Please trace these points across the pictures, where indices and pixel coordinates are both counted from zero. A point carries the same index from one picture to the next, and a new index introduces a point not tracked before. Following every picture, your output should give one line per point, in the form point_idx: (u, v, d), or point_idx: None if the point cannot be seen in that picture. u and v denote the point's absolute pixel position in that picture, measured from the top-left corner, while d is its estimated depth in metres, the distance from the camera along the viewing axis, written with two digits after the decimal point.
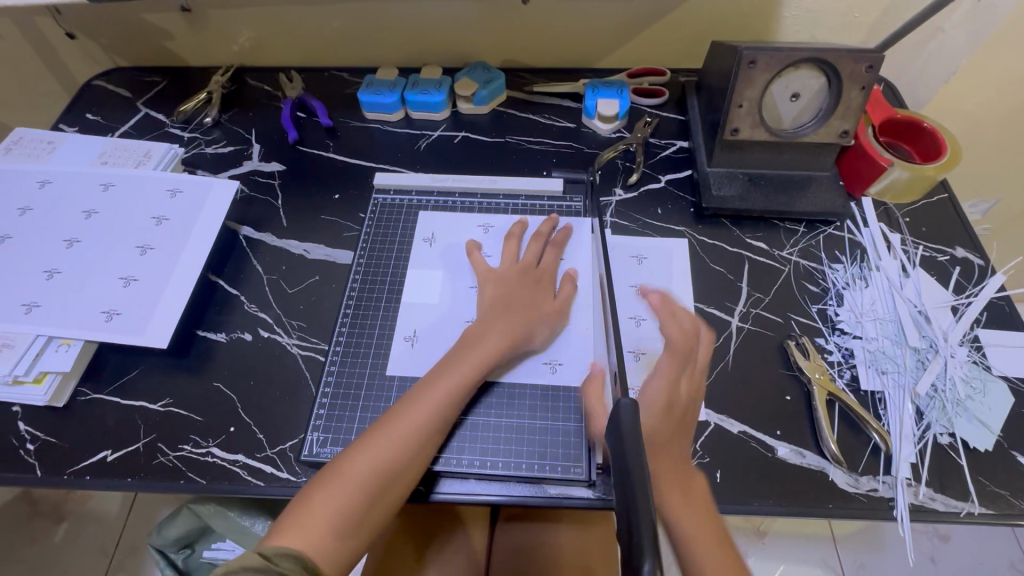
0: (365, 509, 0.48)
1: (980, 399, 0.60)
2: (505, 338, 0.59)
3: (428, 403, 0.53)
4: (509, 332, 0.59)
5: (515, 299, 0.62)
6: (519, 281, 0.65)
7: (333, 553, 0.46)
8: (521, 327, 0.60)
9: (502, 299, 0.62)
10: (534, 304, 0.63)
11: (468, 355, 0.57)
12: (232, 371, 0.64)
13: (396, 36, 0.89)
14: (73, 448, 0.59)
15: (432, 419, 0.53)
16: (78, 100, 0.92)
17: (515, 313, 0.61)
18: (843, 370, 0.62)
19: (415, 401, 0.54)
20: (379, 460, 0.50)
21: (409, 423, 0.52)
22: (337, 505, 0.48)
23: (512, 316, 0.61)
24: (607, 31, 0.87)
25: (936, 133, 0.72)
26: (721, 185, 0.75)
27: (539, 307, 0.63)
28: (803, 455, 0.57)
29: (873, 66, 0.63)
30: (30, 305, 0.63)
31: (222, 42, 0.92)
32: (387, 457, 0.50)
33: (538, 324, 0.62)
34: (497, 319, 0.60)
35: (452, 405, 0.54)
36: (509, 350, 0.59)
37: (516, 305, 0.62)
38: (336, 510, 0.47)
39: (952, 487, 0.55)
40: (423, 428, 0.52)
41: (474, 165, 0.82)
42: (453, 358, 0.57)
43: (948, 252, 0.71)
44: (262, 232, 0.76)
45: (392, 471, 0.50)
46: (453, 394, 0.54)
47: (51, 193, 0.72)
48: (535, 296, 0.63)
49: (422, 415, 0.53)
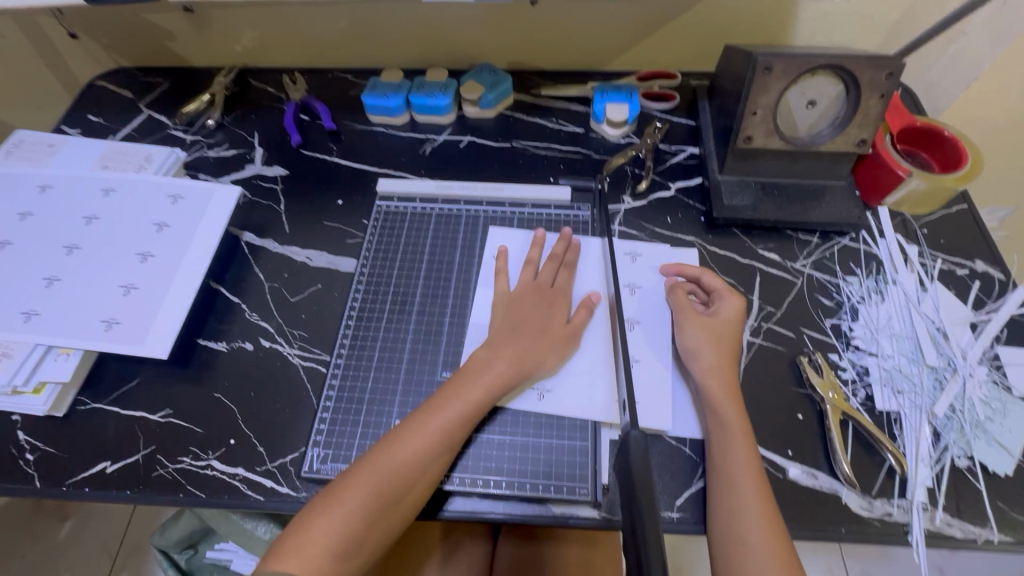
0: (361, 536, 0.48)
1: (1000, 421, 0.58)
2: (513, 366, 0.57)
3: (425, 431, 0.52)
4: (514, 353, 0.58)
5: (524, 322, 0.61)
6: (534, 299, 0.63)
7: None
8: (529, 354, 0.58)
9: (512, 322, 0.61)
10: (544, 328, 0.61)
11: (470, 382, 0.55)
12: (233, 382, 0.63)
13: (401, 38, 0.88)
14: (72, 459, 0.59)
15: (430, 449, 0.51)
16: (80, 101, 0.91)
17: (523, 339, 0.59)
18: (857, 388, 0.61)
19: (415, 430, 0.52)
20: (375, 488, 0.49)
21: (406, 453, 0.50)
22: (331, 533, 0.47)
23: (521, 343, 0.59)
24: (617, 33, 0.85)
25: (958, 142, 0.70)
26: (733, 194, 0.73)
27: (546, 331, 0.61)
28: (815, 477, 0.56)
29: (894, 74, 0.61)
30: (29, 313, 0.62)
31: (225, 43, 0.91)
32: (383, 487, 0.49)
33: (547, 345, 0.60)
34: (505, 341, 0.59)
35: (452, 434, 0.53)
36: (515, 378, 0.57)
37: (525, 329, 0.60)
38: (330, 537, 0.47)
39: (969, 512, 0.54)
40: (420, 458, 0.51)
41: (479, 171, 0.80)
42: (454, 385, 0.56)
43: (967, 266, 0.69)
44: (264, 238, 0.75)
45: (388, 500, 0.49)
46: (452, 423, 0.53)
47: (52, 198, 0.71)
48: (544, 320, 0.61)
49: (419, 444, 0.51)
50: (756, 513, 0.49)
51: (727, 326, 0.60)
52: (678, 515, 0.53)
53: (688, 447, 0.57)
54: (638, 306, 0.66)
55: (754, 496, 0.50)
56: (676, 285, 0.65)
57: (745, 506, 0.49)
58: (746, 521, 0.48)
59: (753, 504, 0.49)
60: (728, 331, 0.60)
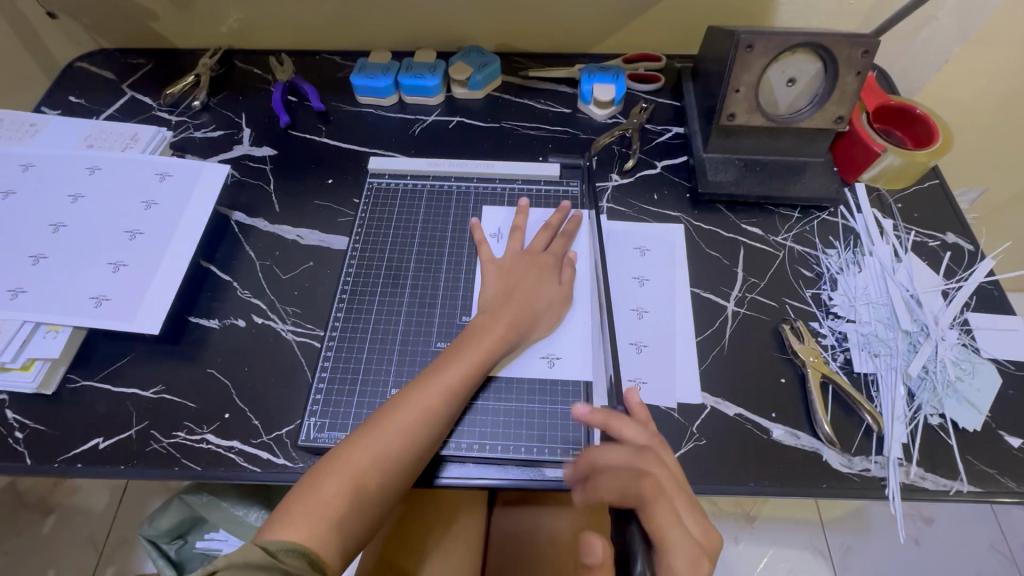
0: (367, 500, 0.48)
1: (969, 381, 0.61)
2: (508, 329, 0.58)
3: (426, 396, 0.53)
4: (511, 319, 0.59)
5: (517, 286, 0.62)
6: (526, 267, 0.64)
7: (335, 542, 0.46)
8: (524, 315, 0.60)
9: (505, 287, 0.62)
10: (536, 291, 0.62)
11: (469, 346, 0.57)
12: (226, 358, 0.64)
13: (389, 19, 0.88)
14: (63, 436, 0.58)
15: (433, 412, 0.52)
16: (61, 82, 0.89)
17: (517, 302, 0.60)
18: (836, 353, 0.63)
19: (417, 396, 0.53)
20: (379, 452, 0.49)
21: (409, 417, 0.51)
22: (336, 498, 0.47)
23: (514, 306, 0.60)
24: (603, 16, 0.86)
25: (929, 120, 0.73)
26: (717, 170, 0.75)
27: (540, 295, 0.62)
28: (798, 436, 0.58)
29: (870, 51, 0.63)
30: (15, 291, 0.62)
31: (210, 23, 0.90)
32: (387, 451, 0.50)
33: (541, 311, 0.61)
34: (501, 307, 0.60)
35: (455, 396, 0.54)
36: (510, 340, 0.58)
37: (518, 293, 0.61)
38: (338, 500, 0.47)
39: (941, 466, 0.56)
40: (422, 422, 0.52)
41: (468, 150, 0.81)
42: (453, 349, 0.57)
43: (939, 238, 0.72)
44: (254, 217, 0.75)
45: (392, 465, 0.50)
46: (454, 386, 0.54)
47: (36, 176, 0.70)
48: (539, 284, 0.63)
49: (422, 407, 0.52)
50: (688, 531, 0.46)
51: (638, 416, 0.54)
52: None
53: (676, 410, 0.59)
54: (636, 264, 0.69)
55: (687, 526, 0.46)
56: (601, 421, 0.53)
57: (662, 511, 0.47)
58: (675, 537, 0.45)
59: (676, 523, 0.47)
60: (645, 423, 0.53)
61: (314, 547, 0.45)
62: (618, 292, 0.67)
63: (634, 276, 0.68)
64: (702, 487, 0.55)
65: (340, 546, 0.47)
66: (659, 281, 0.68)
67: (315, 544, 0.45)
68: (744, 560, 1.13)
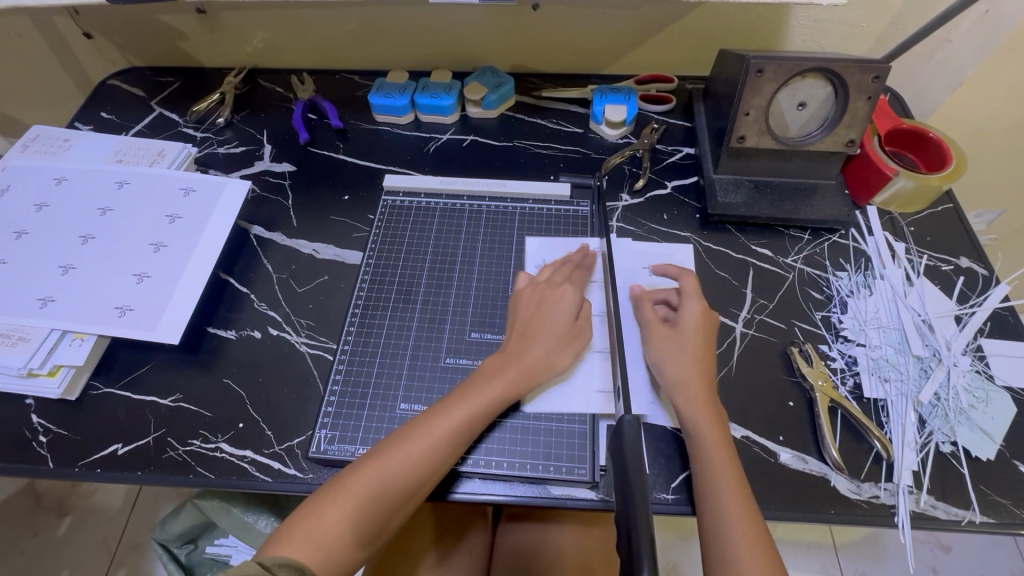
0: (366, 527, 0.49)
1: (982, 409, 0.60)
2: (528, 373, 0.58)
3: (435, 432, 0.53)
4: (530, 362, 0.59)
5: (536, 325, 0.61)
6: (541, 301, 0.64)
7: (332, 566, 0.48)
8: (542, 359, 0.59)
9: (526, 329, 0.61)
10: (555, 330, 0.61)
11: (486, 386, 0.57)
12: (242, 368, 0.65)
13: (407, 40, 0.91)
14: (85, 441, 0.60)
15: (443, 445, 0.53)
16: (95, 99, 0.94)
17: (534, 342, 0.60)
18: (846, 377, 0.63)
19: (427, 431, 0.53)
20: (385, 481, 0.51)
21: (420, 450, 0.52)
22: (338, 525, 0.48)
23: (531, 344, 0.60)
24: (615, 39, 0.88)
25: (942, 143, 0.73)
26: (727, 192, 0.75)
27: (554, 330, 0.61)
28: (805, 461, 0.58)
29: (880, 76, 0.64)
30: (45, 299, 0.64)
31: (236, 43, 0.94)
32: (391, 481, 0.51)
33: (558, 348, 0.60)
34: (519, 347, 0.60)
35: (467, 431, 0.54)
36: (528, 385, 0.58)
37: (537, 333, 0.61)
38: (340, 527, 0.48)
39: (952, 496, 0.55)
40: (429, 457, 0.52)
41: (481, 167, 0.83)
42: (470, 384, 0.57)
43: (952, 262, 0.72)
44: (273, 231, 0.77)
45: (393, 495, 0.51)
46: (463, 424, 0.54)
47: (68, 190, 0.73)
48: (553, 317, 0.62)
49: (434, 441, 0.53)
50: (737, 531, 0.47)
51: (690, 337, 0.60)
52: (673, 497, 0.55)
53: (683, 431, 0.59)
54: (635, 275, 0.70)
55: (736, 518, 0.48)
56: (644, 303, 0.64)
57: (726, 520, 0.48)
58: (730, 541, 0.47)
59: (729, 497, 0.50)
60: (693, 340, 0.59)
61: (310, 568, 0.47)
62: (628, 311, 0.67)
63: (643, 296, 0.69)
64: None
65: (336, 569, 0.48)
66: None
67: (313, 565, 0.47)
68: None
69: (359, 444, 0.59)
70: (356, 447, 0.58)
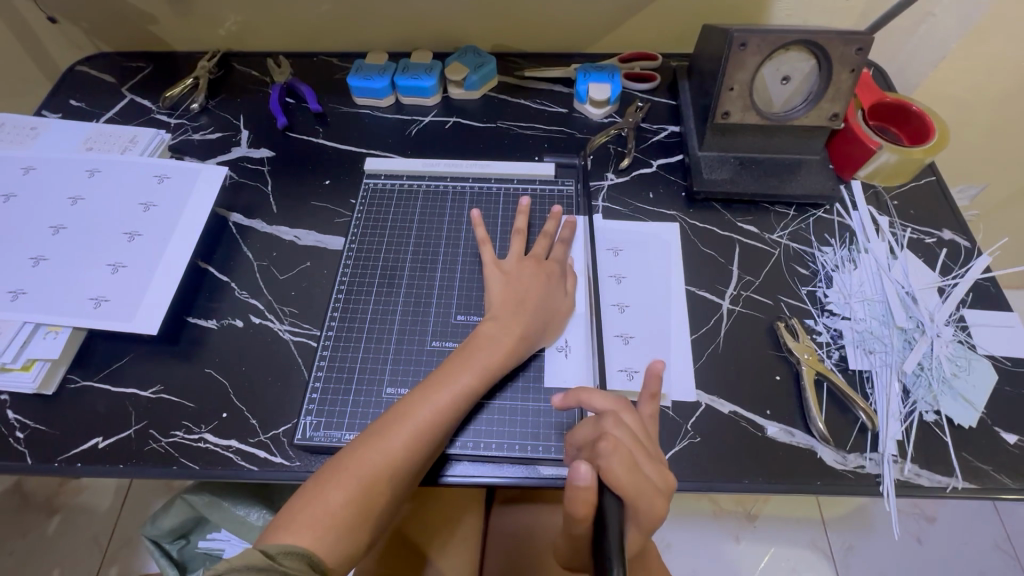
0: (372, 508, 0.49)
1: (965, 377, 0.61)
2: (519, 341, 0.58)
3: (430, 408, 0.52)
4: (522, 331, 0.58)
5: (527, 299, 0.61)
6: (536, 275, 0.63)
7: (341, 549, 0.47)
8: (535, 330, 0.59)
9: (516, 299, 0.61)
10: (544, 307, 0.61)
11: (477, 357, 0.56)
12: (224, 358, 0.64)
13: (385, 20, 0.88)
14: (64, 436, 0.59)
15: (437, 423, 0.52)
16: (61, 86, 0.90)
17: (525, 315, 0.60)
18: (831, 350, 0.63)
19: (421, 407, 0.52)
20: (384, 462, 0.50)
21: (415, 428, 0.51)
22: (342, 507, 0.48)
23: (523, 317, 0.59)
24: (598, 17, 0.86)
25: (924, 116, 0.73)
26: (712, 168, 0.75)
27: (551, 304, 0.62)
28: (792, 434, 0.58)
29: (864, 48, 0.63)
30: (16, 292, 0.63)
31: (208, 26, 0.91)
32: (393, 459, 0.50)
33: (551, 324, 0.61)
34: (513, 318, 0.59)
35: (458, 408, 0.54)
36: (518, 353, 0.58)
37: (531, 306, 0.60)
38: (344, 511, 0.48)
39: (937, 463, 0.56)
40: (427, 433, 0.52)
41: (464, 150, 0.81)
42: (458, 359, 0.56)
43: (935, 235, 0.72)
44: (252, 218, 0.75)
45: (396, 473, 0.50)
46: (459, 396, 0.54)
47: (36, 179, 0.71)
48: (548, 294, 0.62)
49: (427, 419, 0.52)
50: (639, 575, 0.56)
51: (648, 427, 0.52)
52: None
53: (670, 408, 0.59)
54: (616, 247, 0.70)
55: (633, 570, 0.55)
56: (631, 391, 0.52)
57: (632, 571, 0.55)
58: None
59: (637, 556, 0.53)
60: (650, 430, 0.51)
61: (316, 552, 0.46)
62: (603, 278, 0.67)
63: (612, 273, 0.68)
64: (698, 484, 0.55)
65: (343, 552, 0.47)
66: (643, 270, 0.69)
67: (318, 550, 0.46)
68: (746, 559, 1.12)
69: (346, 431, 0.58)
70: (342, 433, 0.58)
